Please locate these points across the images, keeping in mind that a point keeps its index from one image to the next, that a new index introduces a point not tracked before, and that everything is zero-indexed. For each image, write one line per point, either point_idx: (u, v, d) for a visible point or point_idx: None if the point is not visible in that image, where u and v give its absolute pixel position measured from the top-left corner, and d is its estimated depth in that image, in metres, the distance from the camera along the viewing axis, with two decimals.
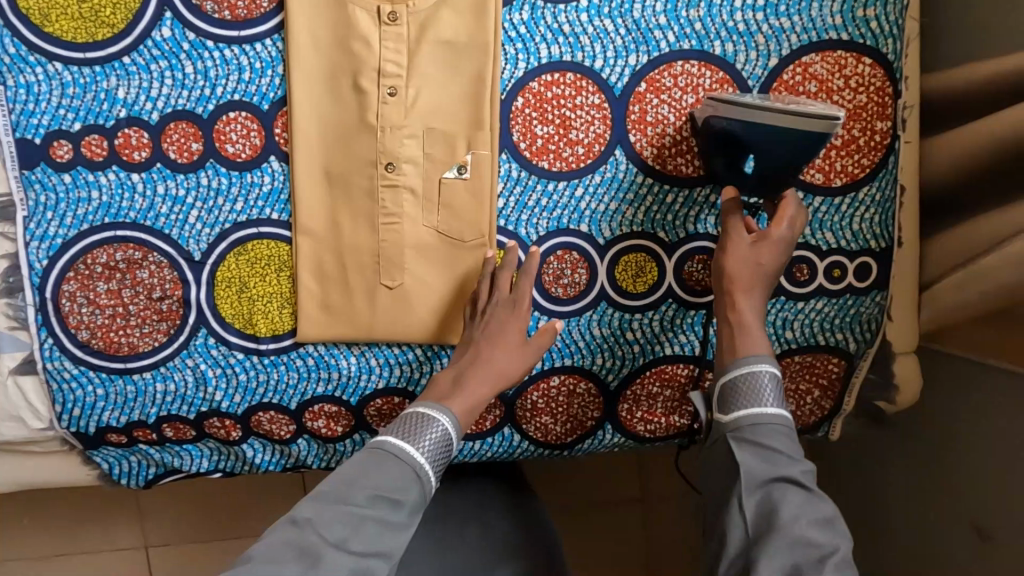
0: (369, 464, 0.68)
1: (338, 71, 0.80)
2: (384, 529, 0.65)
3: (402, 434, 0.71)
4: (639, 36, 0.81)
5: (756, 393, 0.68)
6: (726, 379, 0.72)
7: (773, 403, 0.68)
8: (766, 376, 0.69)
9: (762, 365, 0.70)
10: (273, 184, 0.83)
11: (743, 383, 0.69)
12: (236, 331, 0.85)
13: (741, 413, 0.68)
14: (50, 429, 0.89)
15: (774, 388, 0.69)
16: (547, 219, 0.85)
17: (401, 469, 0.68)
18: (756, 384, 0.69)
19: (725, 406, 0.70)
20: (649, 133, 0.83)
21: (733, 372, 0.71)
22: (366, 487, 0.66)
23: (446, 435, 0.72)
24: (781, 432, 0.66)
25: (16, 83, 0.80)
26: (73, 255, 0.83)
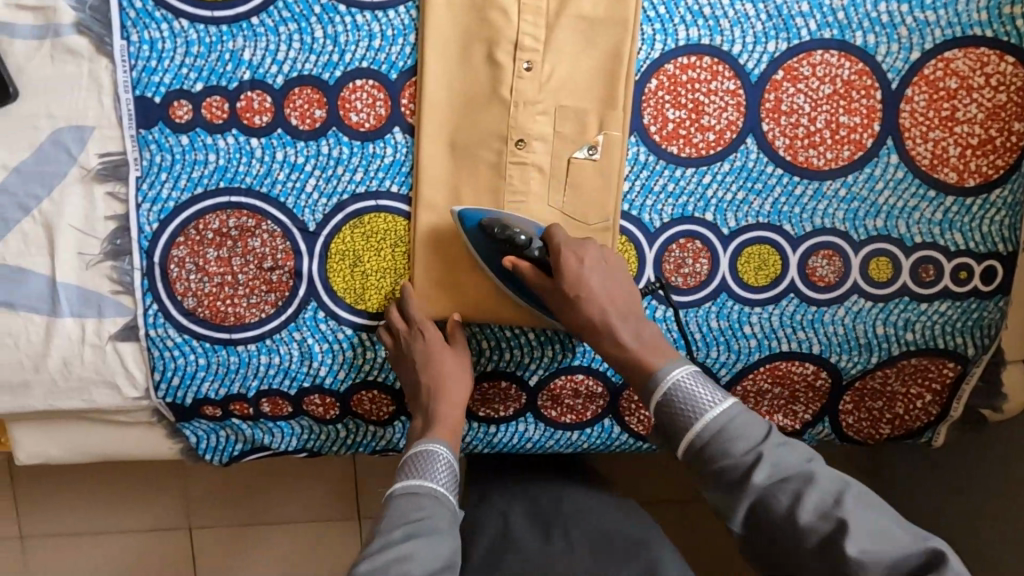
0: (395, 507, 0.70)
1: (473, 42, 0.78)
2: (436, 550, 0.67)
3: (407, 478, 0.73)
4: (781, 22, 0.79)
5: (689, 407, 0.67)
6: (652, 405, 0.70)
7: (707, 402, 0.66)
8: (682, 381, 0.68)
9: (672, 381, 0.68)
10: (395, 155, 0.80)
11: (672, 404, 0.68)
12: (346, 306, 0.83)
13: (691, 438, 0.66)
14: (144, 399, 0.86)
15: (697, 389, 0.67)
16: (672, 205, 0.83)
17: (422, 500, 0.71)
18: (679, 396, 0.67)
19: (674, 436, 0.68)
20: (783, 123, 0.81)
21: (655, 398, 0.69)
22: (399, 525, 0.68)
23: (448, 461, 0.75)
24: (731, 434, 0.65)
25: (140, 38, 0.77)
26: (185, 219, 0.81)
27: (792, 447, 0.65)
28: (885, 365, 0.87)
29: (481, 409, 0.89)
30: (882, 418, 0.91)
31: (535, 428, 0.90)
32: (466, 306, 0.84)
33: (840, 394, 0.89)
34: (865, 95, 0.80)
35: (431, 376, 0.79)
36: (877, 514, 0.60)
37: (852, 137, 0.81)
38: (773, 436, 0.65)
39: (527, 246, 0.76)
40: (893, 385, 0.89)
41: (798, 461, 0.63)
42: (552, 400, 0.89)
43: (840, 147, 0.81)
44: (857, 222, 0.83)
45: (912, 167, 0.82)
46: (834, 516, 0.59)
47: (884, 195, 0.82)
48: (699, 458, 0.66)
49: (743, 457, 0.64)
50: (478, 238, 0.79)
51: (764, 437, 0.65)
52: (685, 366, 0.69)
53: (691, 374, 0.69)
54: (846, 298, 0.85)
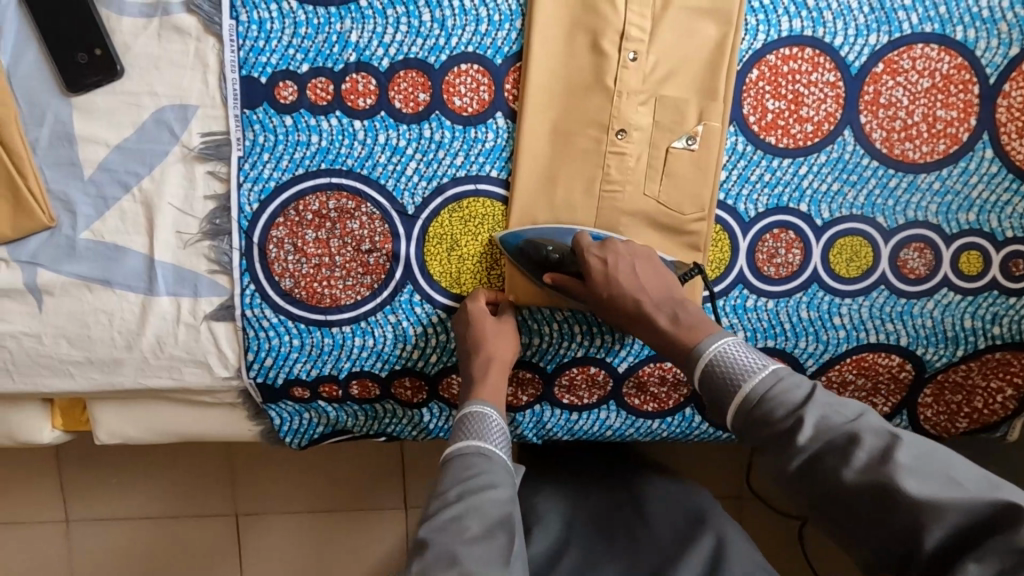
0: (448, 471, 0.70)
1: (578, 29, 0.78)
2: (490, 504, 0.67)
3: (456, 442, 0.73)
4: (883, 15, 0.80)
5: (735, 372, 0.66)
6: (700, 377, 0.69)
7: (751, 366, 0.65)
8: (724, 349, 0.67)
9: (712, 351, 0.68)
10: (497, 140, 0.81)
11: (715, 371, 0.67)
12: (441, 290, 0.84)
13: (739, 403, 0.65)
14: (234, 379, 0.86)
15: (741, 355, 0.67)
16: (768, 195, 0.83)
17: (471, 460, 0.71)
18: (725, 364, 0.67)
19: (723, 403, 0.66)
20: (881, 116, 0.82)
21: (697, 368, 0.68)
22: (451, 486, 0.68)
23: (493, 418, 0.75)
24: (778, 395, 0.63)
25: (249, 18, 0.77)
26: (285, 200, 0.81)
27: (845, 406, 0.61)
28: (969, 358, 0.88)
29: (566, 395, 0.89)
30: (960, 412, 0.91)
31: (616, 416, 0.91)
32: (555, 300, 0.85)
33: (921, 387, 0.90)
34: (963, 90, 0.81)
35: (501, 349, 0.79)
36: (936, 462, 0.56)
37: (948, 131, 0.82)
38: (818, 393, 0.62)
39: (561, 263, 0.79)
40: (974, 379, 0.90)
41: (845, 421, 0.60)
42: (638, 387, 0.89)
43: (936, 140, 0.82)
44: (950, 215, 0.84)
45: (1006, 162, 0.83)
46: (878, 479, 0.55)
47: (977, 189, 0.83)
48: (748, 423, 0.64)
49: (790, 418, 0.61)
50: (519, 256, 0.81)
51: (809, 395, 0.62)
52: (727, 336, 0.69)
53: (732, 343, 0.68)
54: (936, 291, 0.85)
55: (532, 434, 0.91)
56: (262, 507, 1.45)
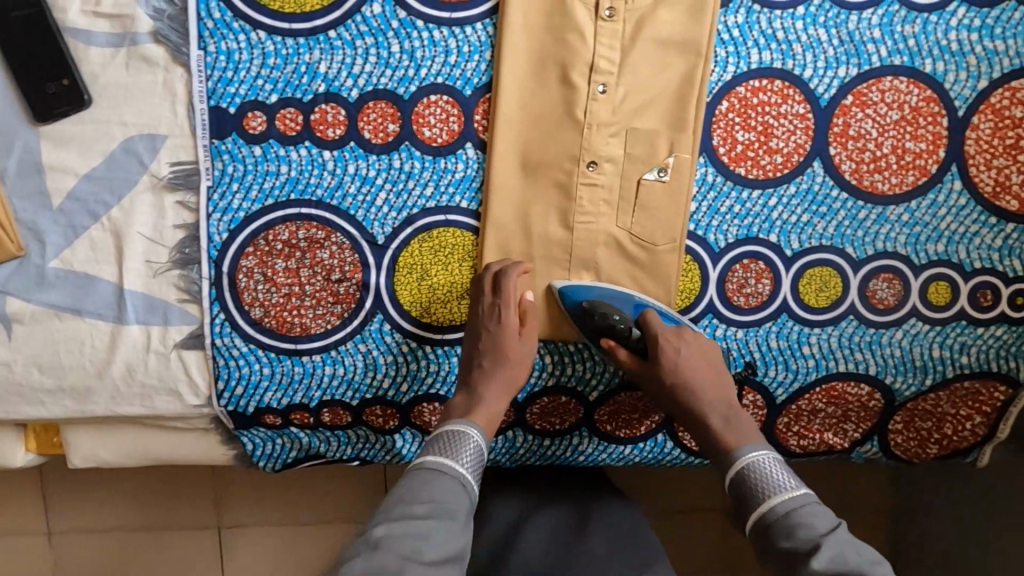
0: (410, 483, 0.69)
1: (548, 61, 0.78)
2: (447, 534, 0.65)
3: (438, 452, 0.71)
4: (852, 48, 0.80)
5: (767, 483, 0.70)
6: (733, 480, 0.73)
7: (782, 484, 0.69)
8: (761, 461, 0.72)
9: (753, 459, 0.72)
10: (466, 171, 0.81)
11: (745, 479, 0.71)
12: (411, 319, 0.84)
13: (762, 514, 0.68)
14: (205, 406, 0.86)
15: (776, 471, 0.71)
16: (737, 226, 0.83)
17: (447, 481, 0.69)
18: (759, 474, 0.71)
19: (747, 511, 0.70)
20: (850, 147, 0.82)
21: (733, 470, 0.73)
22: (420, 502, 0.67)
23: (481, 452, 0.73)
24: (801, 518, 0.67)
25: (217, 49, 0.77)
26: (255, 230, 0.81)
27: (863, 549, 0.65)
28: (938, 387, 0.88)
29: (538, 422, 0.89)
30: (930, 438, 0.91)
31: (588, 441, 0.91)
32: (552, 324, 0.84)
33: (890, 415, 0.90)
34: (932, 122, 0.81)
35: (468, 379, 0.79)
36: None
37: (917, 163, 0.82)
38: (839, 529, 0.66)
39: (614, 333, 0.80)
40: (943, 407, 0.90)
41: (859, 563, 0.62)
42: (609, 414, 0.90)
43: (904, 172, 0.83)
44: (919, 246, 0.84)
45: (974, 194, 0.83)
46: None
47: (946, 220, 0.84)
48: (764, 534, 0.68)
49: (808, 540, 0.65)
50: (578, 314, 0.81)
51: (830, 528, 0.65)
52: (768, 451, 0.73)
53: (770, 457, 0.72)
54: (905, 321, 0.86)
55: (504, 459, 0.91)
56: (241, 520, 1.44)
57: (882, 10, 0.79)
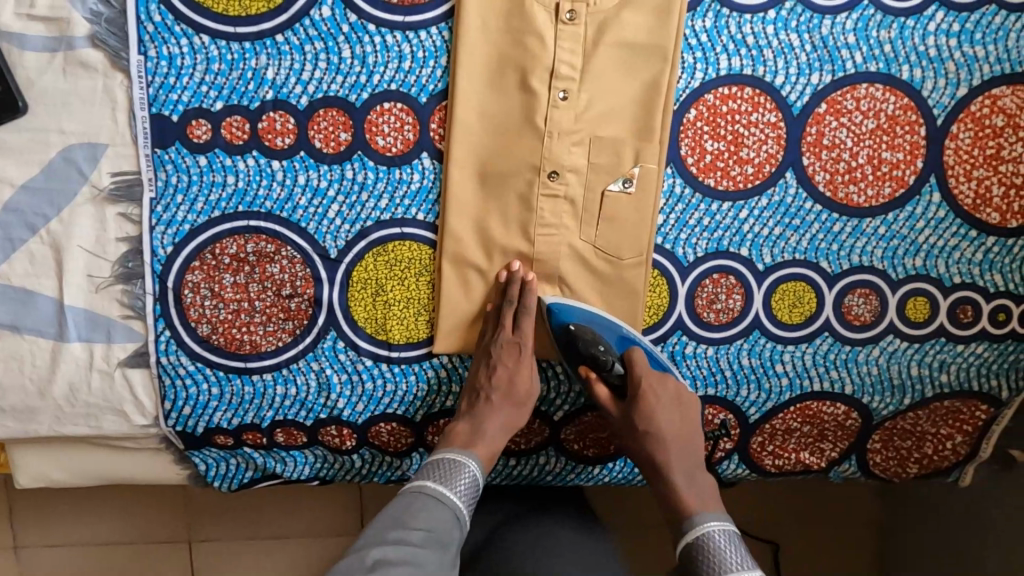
0: (409, 504, 0.68)
1: (506, 67, 0.75)
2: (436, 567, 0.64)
3: (438, 480, 0.70)
4: (826, 54, 0.76)
5: (716, 562, 0.68)
6: (683, 551, 0.71)
7: (733, 563, 0.68)
8: (713, 534, 0.70)
9: (709, 532, 0.70)
10: (423, 182, 0.77)
11: (695, 553, 0.70)
12: (366, 336, 0.80)
13: None
14: (153, 427, 0.82)
15: (729, 549, 0.69)
16: (707, 239, 0.80)
17: (442, 512, 0.68)
18: (710, 550, 0.69)
19: None
20: (824, 158, 0.78)
21: (684, 542, 0.71)
22: (417, 527, 0.66)
23: (477, 486, 0.72)
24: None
25: (158, 54, 0.74)
26: (201, 243, 0.77)
27: None
28: (917, 406, 0.85)
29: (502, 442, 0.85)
30: (910, 458, 0.87)
31: (555, 462, 0.86)
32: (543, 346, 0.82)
33: (868, 434, 0.86)
34: (909, 131, 0.78)
35: None
36: None
37: (894, 173, 0.79)
38: None
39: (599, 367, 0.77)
40: (923, 426, 0.86)
41: None
42: (577, 433, 0.86)
43: (881, 183, 0.79)
44: (896, 260, 0.81)
45: (954, 206, 0.80)
46: None
47: (924, 233, 0.80)
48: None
49: None
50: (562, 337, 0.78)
51: None
52: (726, 524, 0.71)
53: (726, 532, 0.71)
54: (881, 338, 0.83)
55: None
56: None
57: (857, 14, 0.76)
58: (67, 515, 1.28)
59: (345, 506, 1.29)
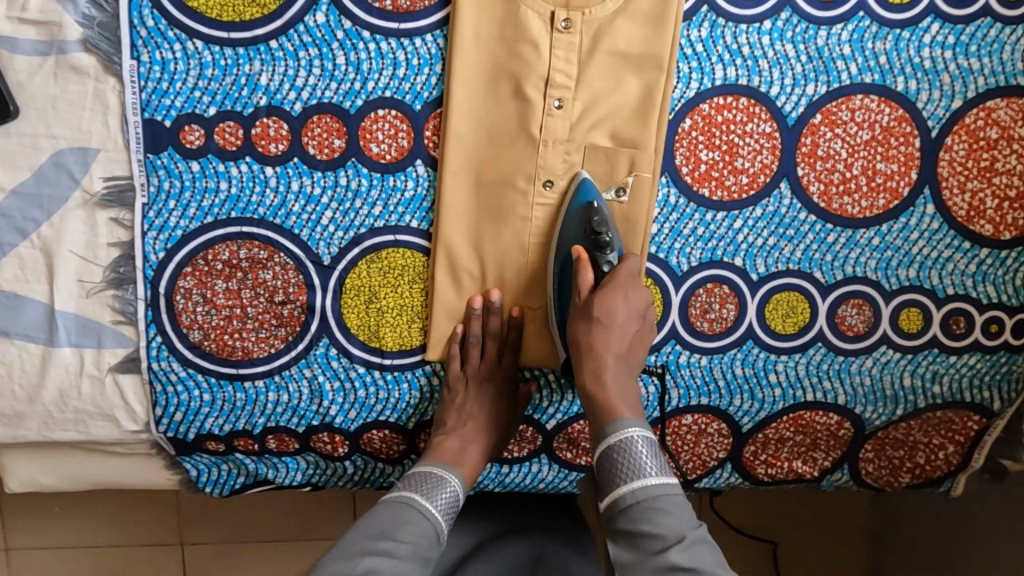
0: (395, 516, 0.68)
1: (501, 75, 0.74)
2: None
3: (421, 493, 0.71)
4: (821, 65, 0.76)
5: (629, 468, 0.66)
6: (601, 452, 0.69)
7: (650, 470, 0.65)
8: (635, 440, 0.67)
9: (631, 433, 0.68)
10: (417, 189, 0.77)
11: (615, 458, 0.67)
12: (359, 343, 0.80)
13: (620, 499, 0.65)
14: (144, 432, 0.82)
15: (643, 455, 0.66)
16: (701, 249, 0.80)
17: (427, 527, 0.69)
18: (628, 455, 0.67)
19: (607, 488, 0.67)
20: (818, 168, 0.78)
21: (601, 446, 0.69)
22: (405, 540, 0.67)
23: (456, 501, 0.74)
24: (659, 506, 0.64)
25: (151, 59, 0.73)
26: (193, 249, 0.77)
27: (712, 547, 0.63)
28: (909, 416, 0.85)
29: None
30: (902, 467, 0.87)
31: (548, 469, 0.86)
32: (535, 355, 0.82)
33: (861, 443, 0.86)
34: (904, 143, 0.78)
35: None
36: None
37: (888, 185, 0.79)
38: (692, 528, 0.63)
39: (599, 257, 0.75)
40: (915, 436, 0.86)
41: (712, 561, 0.61)
42: (568, 442, 0.85)
43: (875, 195, 0.79)
44: (889, 271, 0.81)
45: (948, 218, 0.80)
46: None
47: (918, 245, 0.80)
48: (616, 515, 0.66)
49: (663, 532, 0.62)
50: (576, 214, 0.76)
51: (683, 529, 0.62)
52: (642, 430, 0.68)
53: (647, 439, 0.68)
54: (875, 349, 0.83)
55: None
56: None
57: (853, 25, 0.76)
58: (59, 518, 1.27)
59: (338, 512, 1.29)
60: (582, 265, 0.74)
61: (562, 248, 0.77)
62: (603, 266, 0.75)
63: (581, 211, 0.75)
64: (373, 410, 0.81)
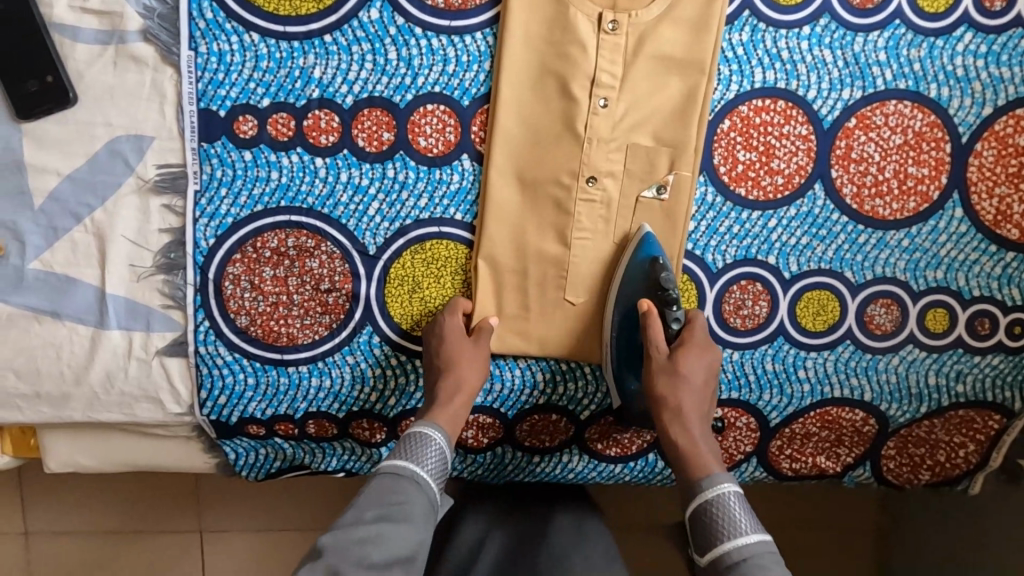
0: (382, 485, 0.68)
1: (549, 74, 0.77)
2: (410, 536, 0.65)
3: (392, 458, 0.70)
4: (857, 70, 0.79)
5: (726, 524, 0.66)
6: (696, 508, 0.69)
7: (748, 527, 0.65)
8: (730, 495, 0.67)
9: (726, 488, 0.68)
10: (462, 183, 0.79)
11: (711, 512, 0.67)
12: (401, 332, 0.82)
13: (719, 556, 0.65)
14: (187, 415, 0.83)
15: (740, 513, 0.66)
16: (736, 246, 0.82)
17: (400, 485, 0.68)
18: (724, 511, 0.67)
19: (703, 546, 0.67)
20: (852, 171, 0.81)
21: (695, 502, 0.69)
22: (369, 505, 0.66)
23: (434, 449, 0.71)
24: (763, 566, 0.63)
25: (208, 50, 0.75)
26: (243, 236, 0.79)
27: None
28: (931, 414, 0.87)
29: (527, 438, 0.86)
30: (923, 465, 0.89)
31: (578, 459, 0.88)
32: (571, 346, 0.83)
33: (885, 440, 0.88)
34: (935, 148, 0.80)
35: (464, 397, 0.76)
36: None
37: (918, 188, 0.81)
38: None
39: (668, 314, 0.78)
40: (937, 434, 0.88)
41: None
42: (600, 433, 0.87)
43: (906, 198, 0.81)
44: (918, 272, 0.83)
45: (976, 222, 0.82)
46: None
47: (946, 247, 0.83)
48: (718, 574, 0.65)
49: None
50: (640, 268, 0.78)
51: None
52: (734, 486, 0.69)
53: (741, 497, 0.68)
54: (901, 348, 0.85)
55: (494, 475, 0.88)
56: None
57: (889, 32, 0.78)
58: (80, 503, 1.28)
59: None
60: (652, 319, 0.77)
61: (627, 299, 0.80)
62: (672, 324, 0.77)
63: (646, 265, 0.78)
64: (409, 396, 0.83)
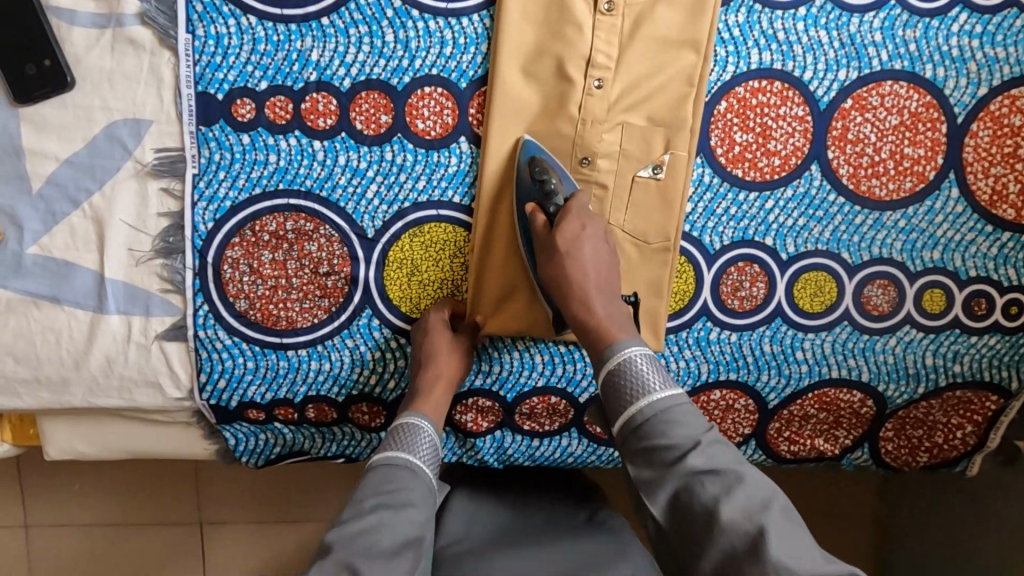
0: (377, 476, 0.68)
1: (545, 55, 0.77)
2: (413, 522, 0.65)
3: (383, 451, 0.71)
4: (853, 51, 0.79)
5: (633, 386, 0.66)
6: (605, 376, 0.68)
7: (655, 385, 0.65)
8: (635, 358, 0.67)
9: (632, 351, 0.67)
10: (460, 165, 0.79)
11: (618, 379, 0.67)
12: (400, 315, 0.82)
13: (629, 418, 0.66)
14: (186, 400, 0.84)
15: (646, 373, 0.66)
16: (733, 228, 0.82)
17: (395, 473, 0.68)
18: (631, 375, 0.66)
19: (614, 412, 0.67)
20: (848, 151, 0.81)
21: (603, 371, 0.68)
22: (368, 496, 0.66)
23: (424, 436, 0.72)
24: (669, 419, 0.64)
25: (205, 33, 0.75)
26: (241, 220, 0.79)
27: (728, 447, 0.64)
28: (929, 395, 0.87)
29: (526, 422, 0.87)
30: (921, 446, 0.90)
31: (577, 443, 0.88)
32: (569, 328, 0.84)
33: (883, 422, 0.89)
34: (931, 128, 0.81)
35: None
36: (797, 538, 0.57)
37: (915, 168, 0.82)
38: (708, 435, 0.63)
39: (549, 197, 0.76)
40: (935, 415, 0.89)
41: (732, 460, 0.62)
42: None
43: (902, 177, 0.82)
44: (914, 252, 0.83)
45: (972, 202, 0.82)
46: (754, 523, 0.57)
47: (942, 228, 0.83)
48: (630, 434, 0.66)
49: (683, 442, 0.62)
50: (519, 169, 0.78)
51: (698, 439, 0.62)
52: (638, 348, 0.68)
53: (646, 356, 0.67)
54: (899, 328, 0.85)
55: (493, 459, 0.89)
56: None
57: (884, 13, 0.78)
58: (80, 495, 1.28)
59: None
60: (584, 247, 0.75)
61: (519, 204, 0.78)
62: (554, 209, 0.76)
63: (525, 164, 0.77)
64: (406, 380, 0.83)
